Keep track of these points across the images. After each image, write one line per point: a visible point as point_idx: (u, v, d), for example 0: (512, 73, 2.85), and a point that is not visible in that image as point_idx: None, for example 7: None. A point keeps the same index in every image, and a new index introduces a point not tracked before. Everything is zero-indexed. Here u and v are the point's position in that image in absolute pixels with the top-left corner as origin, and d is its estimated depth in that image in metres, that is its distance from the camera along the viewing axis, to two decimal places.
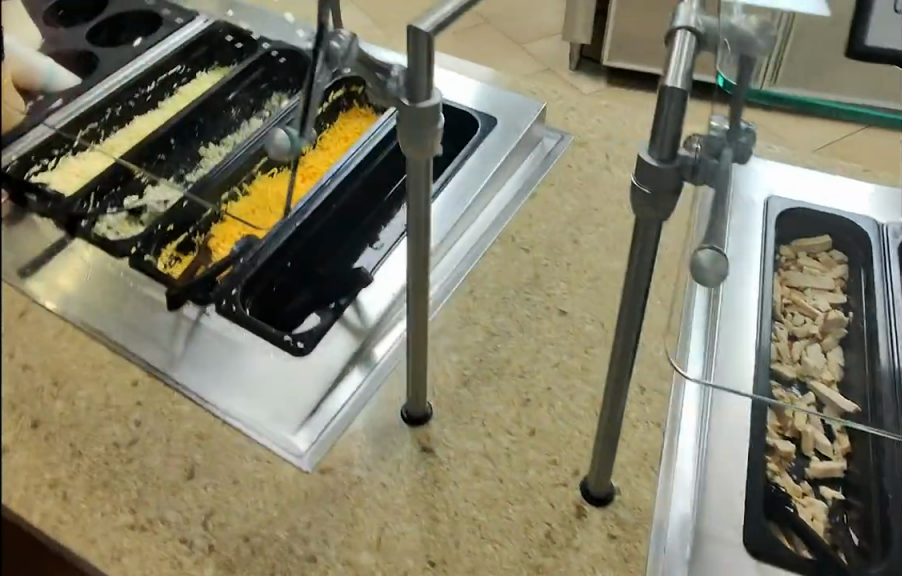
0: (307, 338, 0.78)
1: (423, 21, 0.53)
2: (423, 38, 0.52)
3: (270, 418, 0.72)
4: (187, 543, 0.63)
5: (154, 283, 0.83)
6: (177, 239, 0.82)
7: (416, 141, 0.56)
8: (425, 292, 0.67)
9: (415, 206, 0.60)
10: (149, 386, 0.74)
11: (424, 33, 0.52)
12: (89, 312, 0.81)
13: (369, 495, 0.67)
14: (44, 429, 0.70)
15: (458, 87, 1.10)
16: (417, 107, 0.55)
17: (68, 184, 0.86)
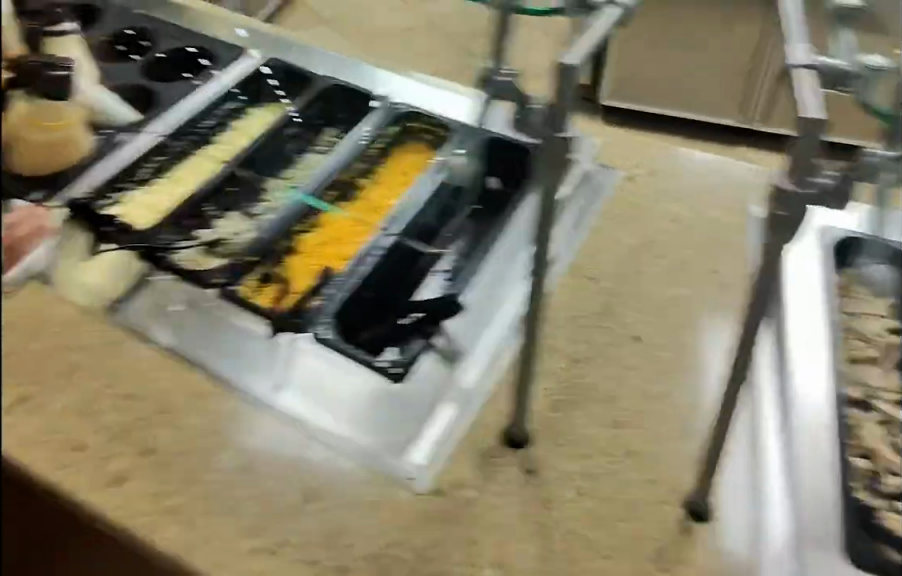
0: (401, 366, 0.81)
1: (570, 57, 0.61)
2: (571, 72, 0.61)
3: (379, 446, 0.74)
4: (316, 564, 0.64)
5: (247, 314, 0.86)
6: (258, 271, 0.92)
7: (552, 168, 0.63)
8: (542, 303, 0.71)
9: (540, 235, 0.67)
10: (254, 414, 0.76)
11: (570, 68, 0.61)
12: (185, 342, 0.82)
13: (484, 515, 0.69)
14: (157, 456, 0.71)
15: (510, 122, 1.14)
16: (559, 136, 0.63)
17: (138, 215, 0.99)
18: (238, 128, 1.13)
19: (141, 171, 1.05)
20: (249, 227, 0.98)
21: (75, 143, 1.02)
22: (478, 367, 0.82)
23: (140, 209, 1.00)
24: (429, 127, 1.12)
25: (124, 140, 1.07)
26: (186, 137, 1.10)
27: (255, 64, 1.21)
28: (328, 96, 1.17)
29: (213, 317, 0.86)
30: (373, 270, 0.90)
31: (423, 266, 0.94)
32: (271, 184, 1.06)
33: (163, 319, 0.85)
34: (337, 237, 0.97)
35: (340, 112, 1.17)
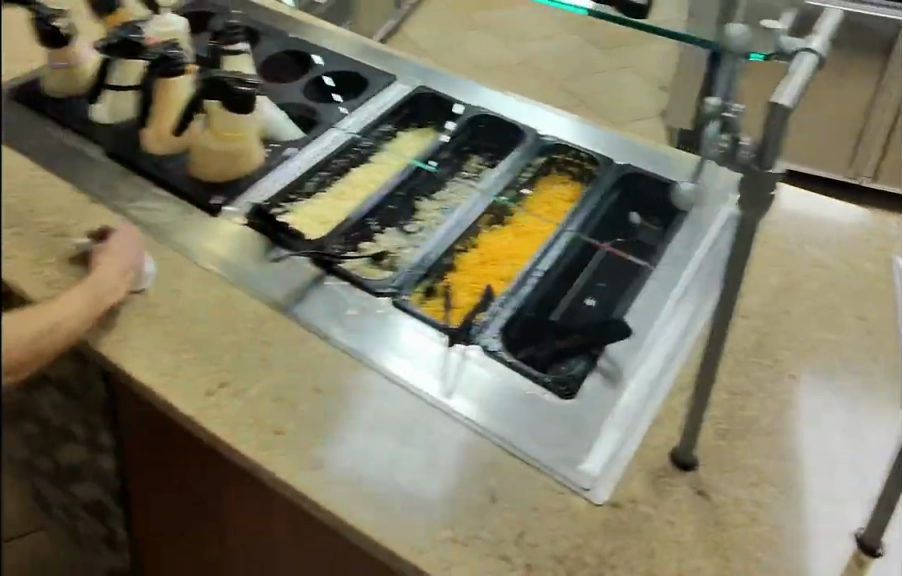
0: (571, 383, 0.83)
1: (781, 96, 0.66)
2: (782, 110, 0.66)
3: (558, 459, 0.76)
4: (508, 560, 0.68)
5: (418, 322, 0.89)
6: (422, 285, 0.96)
7: (754, 203, 0.69)
8: (726, 328, 0.74)
9: (734, 266, 0.71)
10: (435, 418, 0.80)
11: (783, 106, 0.66)
12: (365, 343, 0.86)
13: (661, 531, 0.72)
14: (350, 448, 0.76)
15: (662, 159, 1.14)
16: (764, 171, 0.68)
17: (311, 227, 1.04)
18: (391, 151, 1.17)
19: (308, 184, 1.10)
20: (407, 244, 1.02)
21: (249, 152, 1.07)
22: (640, 390, 0.84)
23: (309, 220, 1.05)
24: (575, 161, 1.14)
25: (290, 154, 1.12)
26: (346, 156, 1.14)
27: (405, 92, 1.25)
28: (476, 126, 1.18)
29: (380, 320, 0.89)
30: (533, 290, 0.95)
31: (576, 295, 0.98)
32: (424, 205, 1.09)
33: (341, 320, 0.88)
34: (493, 259, 1.00)
35: (486, 141, 1.19)
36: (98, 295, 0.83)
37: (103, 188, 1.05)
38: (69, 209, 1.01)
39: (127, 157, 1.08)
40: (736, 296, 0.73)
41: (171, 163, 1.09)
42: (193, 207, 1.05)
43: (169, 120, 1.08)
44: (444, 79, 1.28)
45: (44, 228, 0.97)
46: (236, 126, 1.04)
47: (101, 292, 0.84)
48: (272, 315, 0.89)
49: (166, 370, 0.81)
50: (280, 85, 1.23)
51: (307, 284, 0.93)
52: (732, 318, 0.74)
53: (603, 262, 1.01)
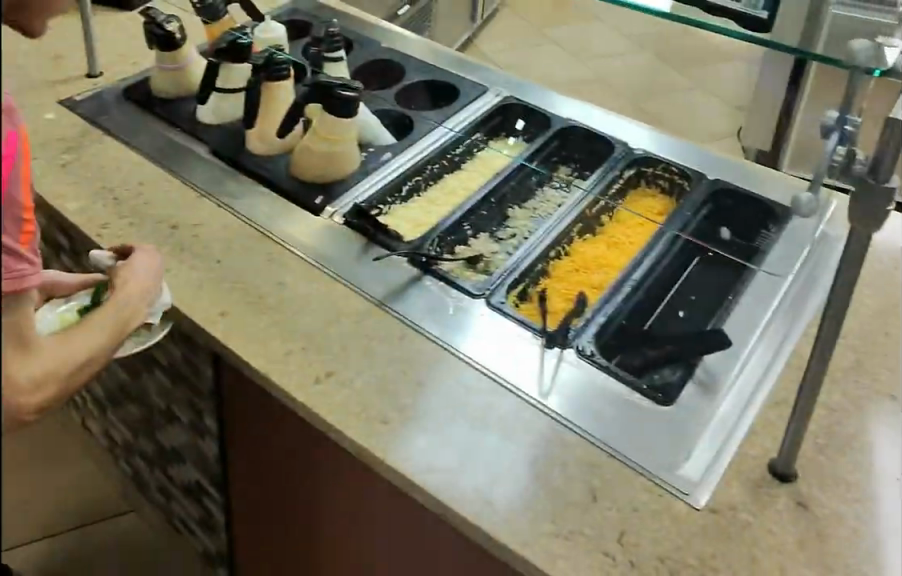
0: (667, 391, 0.84)
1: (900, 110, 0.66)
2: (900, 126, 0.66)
3: (656, 463, 0.77)
4: (610, 556, 0.70)
5: (516, 325, 0.90)
6: (518, 288, 0.98)
7: (867, 217, 0.69)
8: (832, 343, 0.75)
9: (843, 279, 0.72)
10: (534, 417, 0.81)
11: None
12: (464, 342, 0.88)
13: (762, 538, 0.72)
14: (452, 440, 0.78)
15: (755, 178, 1.13)
16: (880, 183, 0.68)
17: (406, 228, 1.07)
18: (481, 158, 1.18)
19: (404, 188, 1.12)
20: (501, 249, 1.04)
21: (349, 156, 1.09)
22: (736, 401, 0.84)
23: (404, 221, 1.08)
24: (666, 175, 1.15)
25: (385, 159, 1.13)
26: (438, 163, 1.16)
27: (494, 102, 1.25)
28: (565, 137, 1.20)
29: (477, 321, 0.91)
30: (626, 298, 0.96)
31: (667, 306, 0.99)
32: (515, 212, 1.11)
33: (440, 319, 0.90)
34: (585, 267, 1.02)
35: (575, 152, 1.20)
36: (123, 320, 0.82)
37: (208, 183, 1.09)
38: (179, 201, 1.05)
39: (231, 155, 1.12)
40: (845, 309, 0.74)
41: (272, 162, 1.11)
42: (293, 204, 1.07)
43: (273, 124, 1.11)
44: (533, 91, 1.29)
45: (159, 219, 1.02)
46: (337, 130, 1.06)
47: (127, 315, 0.83)
48: (374, 310, 0.91)
49: (276, 357, 0.84)
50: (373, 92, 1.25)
51: (405, 283, 0.95)
52: (840, 331, 0.75)
53: (693, 276, 1.02)
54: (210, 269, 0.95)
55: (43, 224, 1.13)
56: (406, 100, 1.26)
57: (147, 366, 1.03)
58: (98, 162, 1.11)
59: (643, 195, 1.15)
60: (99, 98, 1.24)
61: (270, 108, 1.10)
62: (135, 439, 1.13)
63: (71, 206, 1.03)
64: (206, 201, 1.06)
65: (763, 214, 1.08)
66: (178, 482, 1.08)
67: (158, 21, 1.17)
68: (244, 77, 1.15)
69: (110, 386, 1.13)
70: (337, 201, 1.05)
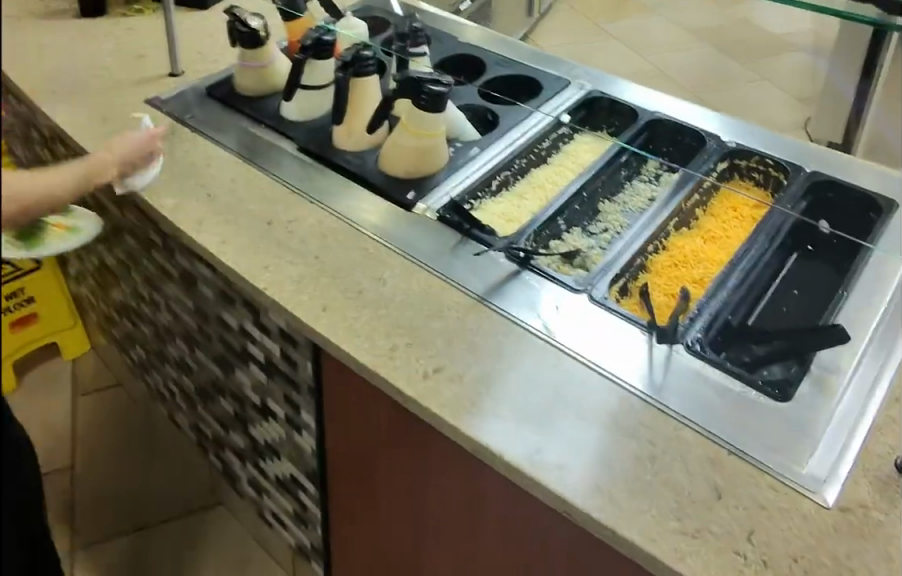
0: (783, 387, 0.82)
1: None
2: None
3: (779, 460, 0.75)
4: (742, 555, 0.68)
5: (622, 321, 0.89)
6: (618, 283, 0.96)
7: None
8: None
9: None
10: (648, 411, 0.80)
11: None
12: (570, 337, 0.87)
13: (897, 538, 0.70)
14: (568, 437, 0.77)
15: (855, 169, 1.10)
16: None
17: (498, 223, 1.05)
18: (568, 153, 1.17)
19: (494, 183, 1.10)
20: (596, 245, 1.03)
21: (437, 152, 1.06)
22: (856, 397, 0.82)
23: (496, 216, 1.06)
24: (761, 167, 1.13)
25: (473, 154, 1.12)
26: (527, 158, 1.14)
27: (579, 95, 1.23)
28: (654, 131, 1.18)
29: (585, 315, 0.89)
30: (731, 293, 0.94)
31: (771, 302, 0.98)
32: (606, 206, 1.11)
33: (544, 315, 0.89)
34: (685, 261, 1.01)
35: (662, 145, 1.19)
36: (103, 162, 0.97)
37: (299, 180, 1.07)
38: (271, 196, 1.05)
39: (319, 150, 1.10)
40: None
41: (362, 155, 1.09)
42: (385, 199, 1.04)
43: (361, 118, 1.08)
44: (617, 85, 1.26)
45: (253, 216, 1.01)
46: (428, 126, 1.04)
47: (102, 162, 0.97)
48: (474, 305, 0.90)
49: (383, 353, 0.84)
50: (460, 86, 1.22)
51: (504, 278, 0.94)
52: None
53: (796, 269, 1.01)
54: (310, 263, 0.94)
55: (135, 221, 1.14)
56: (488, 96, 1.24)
57: (242, 364, 1.06)
58: (189, 159, 1.11)
59: (737, 185, 1.14)
60: (183, 96, 1.24)
61: (359, 103, 1.07)
62: (225, 433, 1.20)
63: (165, 201, 1.04)
64: (298, 196, 1.05)
65: (865, 209, 1.06)
66: (272, 475, 1.14)
67: (241, 20, 1.16)
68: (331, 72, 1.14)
69: (203, 382, 1.19)
70: (429, 196, 1.04)
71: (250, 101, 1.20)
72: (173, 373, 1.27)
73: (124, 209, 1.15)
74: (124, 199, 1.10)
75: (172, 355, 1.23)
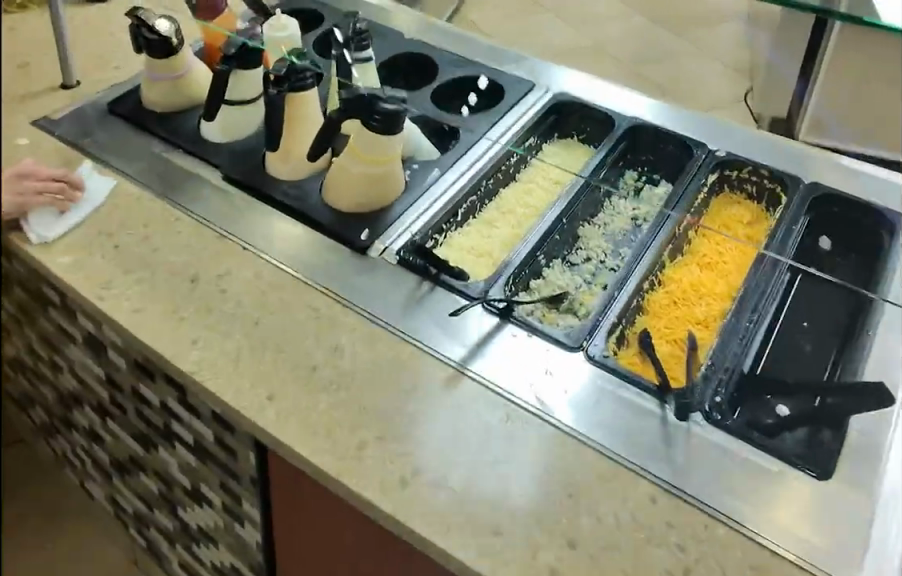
0: (821, 460, 0.71)
1: None
2: None
3: (831, 561, 0.65)
4: None
5: (629, 385, 0.76)
6: (615, 333, 0.83)
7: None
8: None
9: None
10: (672, 505, 0.67)
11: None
12: (569, 409, 0.74)
13: None
14: (584, 550, 0.64)
15: (857, 180, 1.00)
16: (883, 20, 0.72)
17: (467, 261, 0.90)
18: (538, 166, 1.04)
19: (461, 211, 0.95)
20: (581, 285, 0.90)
21: (393, 179, 0.90)
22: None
23: (463, 250, 0.91)
24: (754, 178, 1.01)
25: (433, 177, 0.96)
26: (494, 178, 0.99)
27: (546, 100, 1.08)
28: (633, 139, 1.04)
29: (582, 380, 0.76)
30: (744, 340, 0.82)
31: (780, 340, 0.87)
32: (587, 229, 0.98)
33: (536, 386, 0.75)
34: (684, 297, 0.88)
35: (641, 155, 1.06)
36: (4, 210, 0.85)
37: (226, 219, 0.90)
38: (195, 242, 0.87)
39: (250, 181, 0.92)
40: None
41: (302, 183, 0.92)
42: (335, 240, 0.88)
43: (299, 142, 0.90)
44: (587, 87, 1.11)
45: (174, 271, 0.83)
46: (382, 150, 0.88)
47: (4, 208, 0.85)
48: (453, 376, 0.76)
49: (349, 453, 0.68)
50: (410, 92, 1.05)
51: (482, 337, 0.79)
52: None
53: (804, 296, 0.90)
54: (248, 330, 0.77)
55: (24, 273, 0.94)
56: (443, 103, 1.06)
57: (167, 443, 0.89)
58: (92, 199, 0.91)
59: (730, 200, 1.01)
60: (80, 114, 1.04)
61: (297, 123, 0.90)
62: (149, 511, 1.03)
63: (63, 256, 0.84)
64: (228, 240, 0.87)
65: (870, 224, 0.95)
66: (206, 561, 0.98)
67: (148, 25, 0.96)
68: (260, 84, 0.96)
69: (119, 456, 1.01)
70: (384, 234, 0.88)
71: (160, 118, 1.01)
72: (83, 441, 1.08)
73: (9, 257, 0.95)
74: (10, 249, 0.90)
75: (79, 422, 1.05)
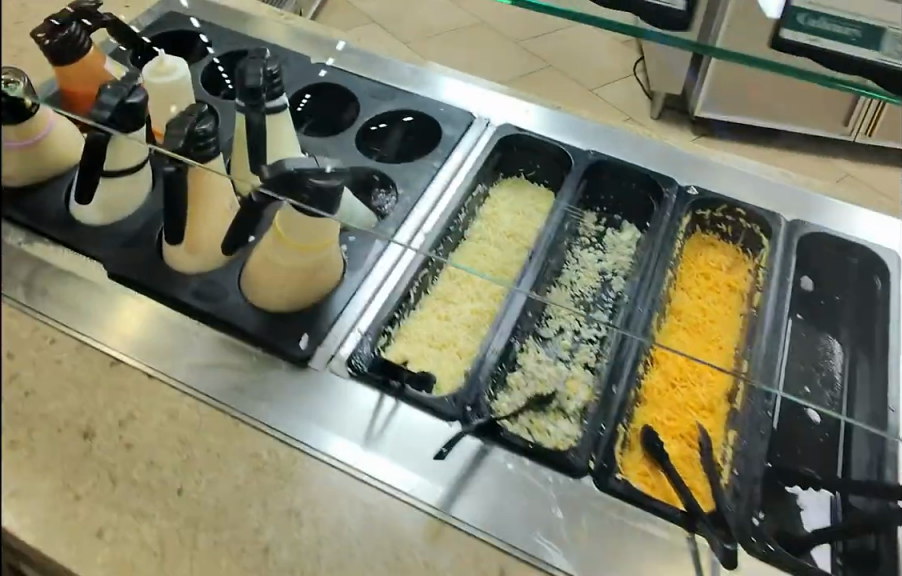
0: None
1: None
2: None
3: None
4: None
5: (655, 517, 0.65)
6: (619, 440, 0.70)
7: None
8: None
9: None
10: None
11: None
12: (595, 565, 0.63)
13: None
14: None
15: (838, 215, 0.92)
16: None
17: (428, 360, 0.74)
18: (486, 218, 0.87)
19: (413, 292, 0.77)
20: (561, 373, 0.77)
21: (330, 265, 0.74)
22: None
23: (423, 343, 0.76)
24: (730, 217, 0.88)
25: (378, 251, 0.78)
26: (446, 240, 0.82)
27: (490, 136, 0.91)
28: (596, 177, 0.89)
29: (590, 513, 0.65)
30: (764, 434, 0.71)
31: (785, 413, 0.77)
32: (556, 293, 0.82)
33: (549, 538, 0.63)
34: (682, 376, 0.77)
35: (602, 193, 0.90)
36: None
37: (120, 337, 0.71)
38: (82, 378, 0.68)
39: (148, 282, 0.73)
40: None
41: (214, 278, 0.74)
42: (270, 355, 0.71)
43: (206, 229, 0.72)
44: (539, 122, 0.98)
45: (63, 433, 0.64)
46: (315, 235, 0.71)
47: None
48: (440, 530, 0.63)
49: None
50: (332, 138, 0.85)
51: (466, 473, 0.66)
52: None
53: (795, 354, 0.80)
54: (172, 507, 0.61)
55: None
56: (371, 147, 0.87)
57: None
58: None
59: (701, 241, 0.89)
60: None
61: (201, 206, 0.72)
62: None
63: None
64: (127, 369, 0.69)
65: (860, 264, 0.87)
66: None
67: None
68: (145, 149, 0.76)
69: None
70: (329, 337, 0.72)
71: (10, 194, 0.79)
72: None
73: None
74: None
75: None
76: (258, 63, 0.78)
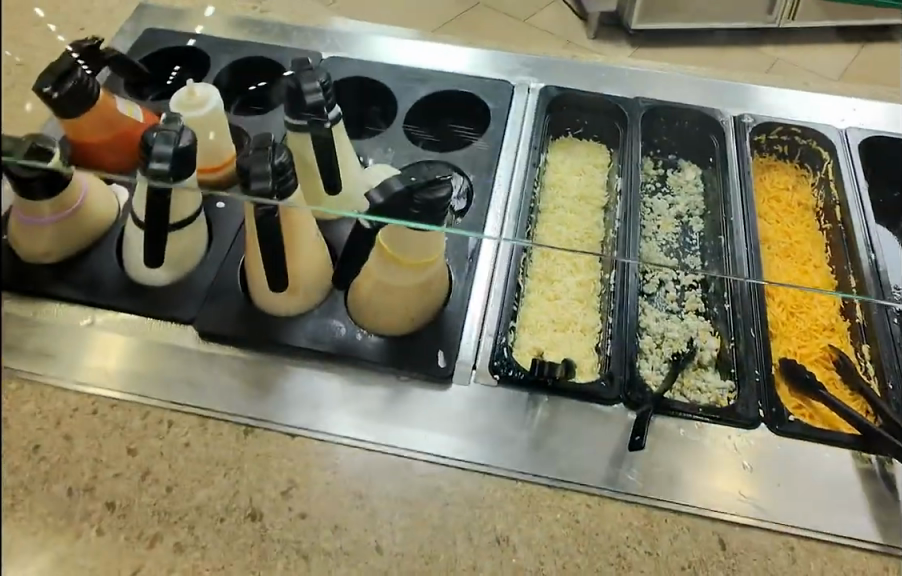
0: None
1: None
2: None
3: None
4: None
5: (829, 449, 0.66)
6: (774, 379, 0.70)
7: None
8: None
9: None
10: None
11: None
12: (803, 509, 0.63)
13: None
14: None
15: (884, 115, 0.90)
16: None
17: (560, 345, 0.71)
18: (553, 185, 0.84)
19: (521, 280, 0.74)
20: (684, 325, 0.75)
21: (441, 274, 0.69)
22: None
23: (548, 329, 0.72)
24: (784, 136, 0.88)
25: (475, 246, 0.74)
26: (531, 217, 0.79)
27: (532, 102, 0.87)
28: (653, 122, 0.87)
29: (778, 458, 0.65)
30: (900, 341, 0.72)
31: None
32: (647, 247, 0.81)
33: (754, 495, 0.63)
34: (797, 301, 0.77)
35: (656, 138, 0.88)
36: None
37: (242, 401, 0.65)
38: (223, 456, 0.62)
39: (253, 336, 0.67)
40: None
41: (322, 317, 0.69)
42: (410, 380, 0.67)
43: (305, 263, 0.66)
44: (569, 69, 0.91)
45: (231, 521, 0.59)
46: (426, 249, 0.65)
47: None
48: (649, 518, 0.61)
49: None
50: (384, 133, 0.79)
51: (649, 452, 0.64)
52: None
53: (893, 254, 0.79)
54: (378, 568, 0.57)
55: None
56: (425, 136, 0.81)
57: None
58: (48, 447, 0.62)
59: (762, 167, 0.89)
60: None
61: (291, 250, 0.65)
62: None
63: (35, 557, 0.56)
64: (264, 435, 0.64)
65: None
66: None
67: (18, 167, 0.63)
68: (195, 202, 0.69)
69: None
70: (462, 348, 0.68)
71: (52, 272, 0.71)
72: None
73: None
74: None
75: None
76: (312, 75, 0.70)
